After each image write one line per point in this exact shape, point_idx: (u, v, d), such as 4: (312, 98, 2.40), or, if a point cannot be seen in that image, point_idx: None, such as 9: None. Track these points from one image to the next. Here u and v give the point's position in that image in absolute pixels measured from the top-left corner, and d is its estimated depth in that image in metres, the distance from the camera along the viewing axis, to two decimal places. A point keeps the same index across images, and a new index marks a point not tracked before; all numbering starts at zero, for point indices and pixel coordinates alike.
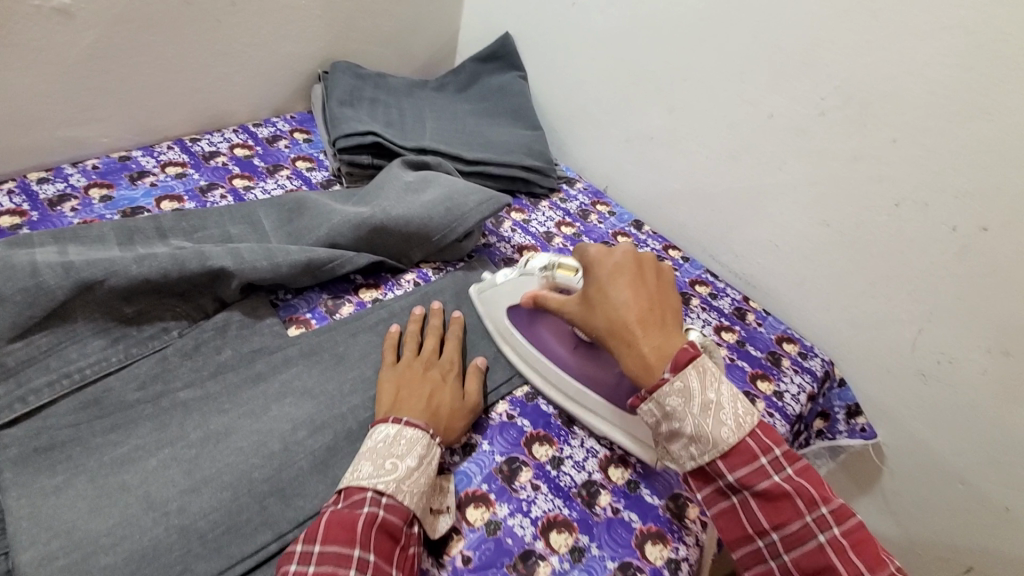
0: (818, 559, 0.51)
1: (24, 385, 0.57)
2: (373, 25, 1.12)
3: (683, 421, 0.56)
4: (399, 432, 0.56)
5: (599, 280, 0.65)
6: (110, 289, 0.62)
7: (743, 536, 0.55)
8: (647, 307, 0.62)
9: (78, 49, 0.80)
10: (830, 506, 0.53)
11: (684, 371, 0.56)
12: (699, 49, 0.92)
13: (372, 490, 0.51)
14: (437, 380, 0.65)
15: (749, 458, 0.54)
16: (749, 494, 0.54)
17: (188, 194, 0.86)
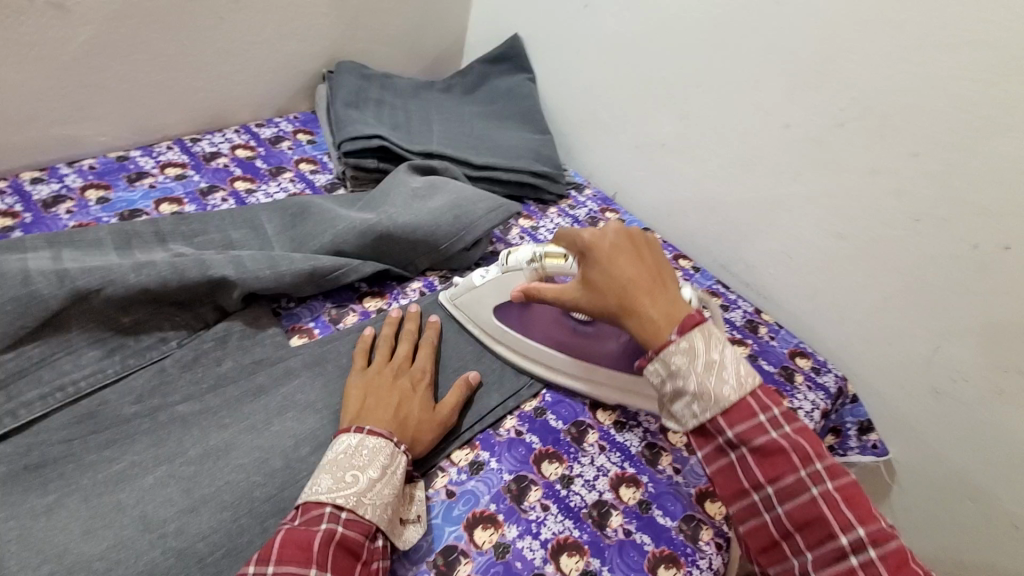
0: (809, 512, 0.50)
1: (15, 399, 0.55)
2: (379, 24, 1.09)
3: (685, 380, 0.54)
4: (361, 442, 0.54)
5: (602, 251, 0.62)
6: (106, 298, 0.59)
7: (738, 490, 0.54)
8: (652, 277, 0.60)
9: (74, 46, 0.78)
10: (825, 462, 0.52)
11: (692, 334, 0.54)
12: (714, 56, 0.90)
13: (331, 505, 0.49)
14: (406, 389, 0.62)
15: (748, 413, 0.53)
16: (747, 450, 0.53)
17: (188, 197, 0.84)
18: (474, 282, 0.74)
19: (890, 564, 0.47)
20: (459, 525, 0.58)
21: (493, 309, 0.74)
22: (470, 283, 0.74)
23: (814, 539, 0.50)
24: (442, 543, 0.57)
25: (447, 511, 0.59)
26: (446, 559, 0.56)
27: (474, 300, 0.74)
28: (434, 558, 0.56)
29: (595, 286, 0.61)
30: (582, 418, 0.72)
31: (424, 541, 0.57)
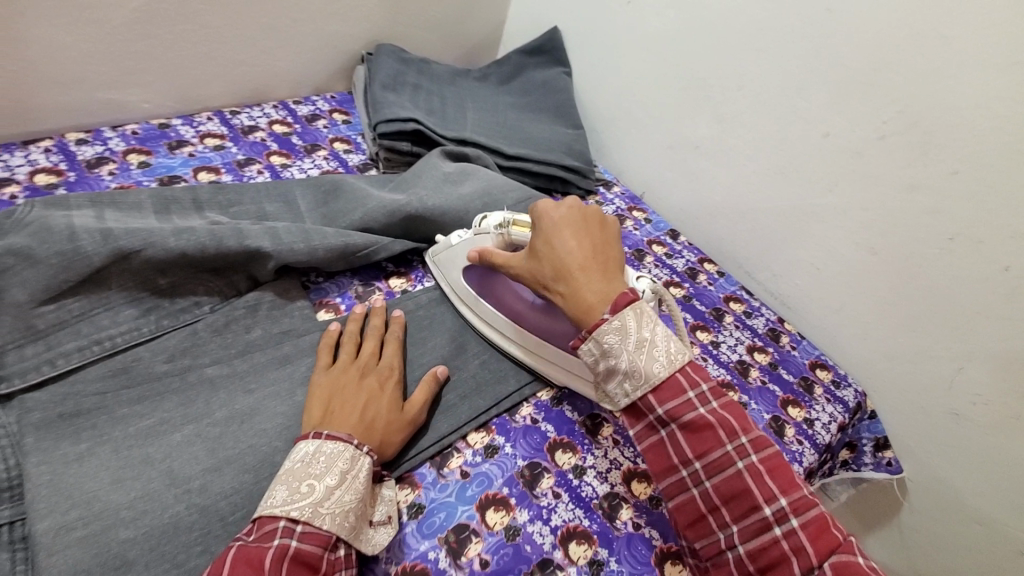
0: (735, 484, 0.51)
1: (53, 349, 0.57)
2: (421, 9, 1.10)
3: (617, 358, 0.54)
4: (319, 448, 0.51)
5: (547, 228, 0.63)
6: (145, 259, 0.61)
7: (669, 467, 0.53)
8: (594, 255, 0.61)
9: (125, 11, 0.79)
10: (750, 436, 0.52)
11: (622, 312, 0.54)
12: (757, 61, 0.89)
13: (285, 518, 0.46)
14: (373, 389, 0.59)
15: (677, 390, 0.53)
16: (676, 427, 0.53)
17: (226, 167, 0.86)
18: (449, 242, 0.76)
19: (811, 530, 0.48)
20: (472, 505, 0.59)
21: (463, 269, 0.76)
22: (447, 241, 0.77)
23: (740, 512, 0.50)
24: (454, 521, 0.58)
25: (461, 491, 0.60)
26: (458, 536, 0.57)
27: (449, 258, 0.76)
28: (446, 534, 0.56)
29: (539, 263, 0.63)
30: (597, 411, 0.72)
31: (437, 518, 0.57)
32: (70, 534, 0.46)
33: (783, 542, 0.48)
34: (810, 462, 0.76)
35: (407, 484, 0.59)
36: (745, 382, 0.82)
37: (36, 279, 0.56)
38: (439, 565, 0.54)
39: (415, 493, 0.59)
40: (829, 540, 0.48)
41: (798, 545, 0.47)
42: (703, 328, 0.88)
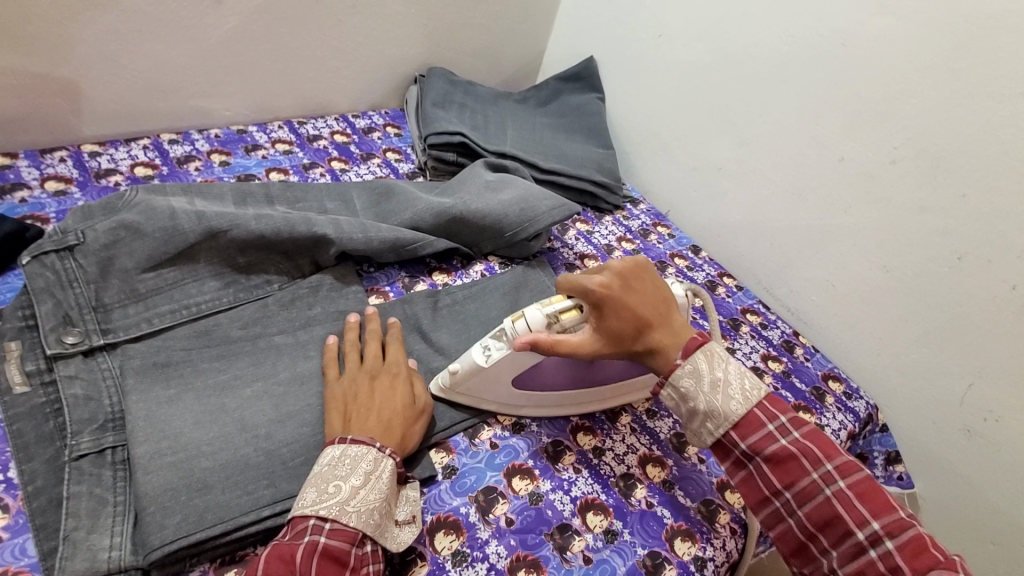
0: (826, 510, 0.53)
1: (151, 309, 0.66)
2: (471, 38, 1.22)
3: (696, 400, 0.59)
4: (344, 452, 0.53)
5: (616, 294, 0.63)
6: (230, 239, 0.71)
7: (761, 499, 0.57)
8: (654, 311, 0.64)
9: (220, 31, 0.92)
10: (835, 463, 0.55)
11: (695, 355, 0.61)
12: (778, 89, 0.97)
13: (315, 517, 0.50)
14: (386, 390, 0.61)
15: (756, 424, 0.58)
16: (761, 459, 0.57)
17: (293, 169, 0.97)
18: (480, 363, 0.65)
19: (907, 551, 0.49)
20: (500, 471, 0.66)
21: (510, 381, 0.67)
22: (475, 365, 0.65)
23: (836, 538, 0.53)
24: (484, 483, 0.64)
25: (490, 459, 0.67)
26: (487, 497, 0.63)
27: (485, 379, 0.66)
28: (476, 494, 0.63)
29: (611, 328, 0.63)
30: None
31: (468, 479, 0.64)
32: (162, 458, 0.54)
33: (881, 563, 0.50)
34: None
35: (442, 449, 0.66)
36: None
37: (142, 250, 0.67)
38: (470, 518, 0.61)
39: (449, 457, 0.66)
40: (930, 559, 0.49)
41: (897, 567, 0.49)
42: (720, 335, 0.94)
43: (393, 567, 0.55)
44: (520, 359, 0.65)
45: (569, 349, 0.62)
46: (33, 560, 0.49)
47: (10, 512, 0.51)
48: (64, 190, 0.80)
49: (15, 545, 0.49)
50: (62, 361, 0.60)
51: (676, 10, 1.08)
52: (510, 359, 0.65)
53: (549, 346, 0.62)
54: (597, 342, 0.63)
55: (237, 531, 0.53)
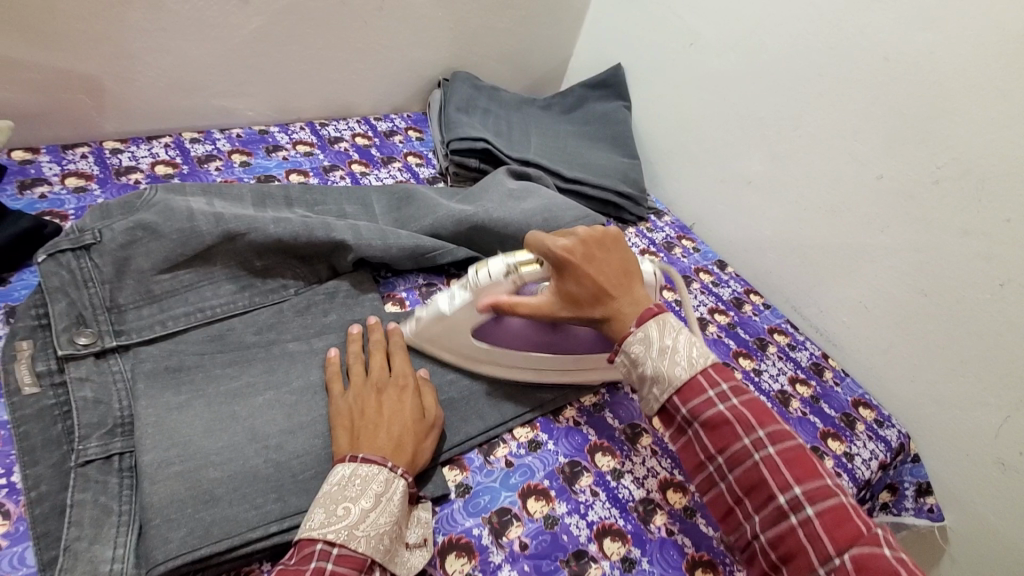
0: (754, 476, 0.52)
1: (165, 312, 0.65)
2: (496, 42, 1.20)
3: (644, 365, 0.58)
4: (355, 471, 0.51)
5: (578, 256, 0.63)
6: (248, 242, 0.69)
7: (698, 464, 0.56)
8: (616, 278, 0.63)
9: (245, 31, 0.91)
10: (768, 430, 0.53)
11: (649, 325, 0.58)
12: (813, 103, 0.93)
13: (322, 541, 0.47)
14: (394, 404, 0.59)
15: (697, 389, 0.56)
16: (698, 425, 0.55)
17: (313, 171, 0.96)
18: (442, 310, 0.67)
19: (826, 519, 0.48)
20: (515, 491, 0.63)
21: (471, 332, 0.68)
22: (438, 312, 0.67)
23: (760, 503, 0.51)
24: (498, 503, 0.62)
25: (505, 478, 0.64)
26: (501, 519, 0.60)
27: (448, 328, 0.67)
28: (490, 515, 0.60)
29: (567, 293, 0.63)
30: (638, 421, 0.75)
31: (481, 499, 0.62)
32: (168, 467, 0.53)
33: (801, 530, 0.48)
34: (847, 495, 0.76)
35: (456, 465, 0.64)
36: (785, 411, 0.83)
37: (158, 251, 0.65)
38: (483, 541, 0.58)
39: (463, 475, 0.63)
40: (850, 530, 0.47)
41: (814, 533, 0.48)
42: (746, 355, 0.90)
43: None
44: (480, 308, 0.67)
45: (528, 312, 0.65)
46: (33, 570, 0.47)
47: (13, 518, 0.49)
48: (84, 187, 0.79)
49: (14, 554, 0.48)
50: (72, 362, 0.58)
51: (709, 19, 1.05)
52: (473, 308, 0.67)
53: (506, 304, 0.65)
54: (555, 307, 0.64)
55: (242, 547, 0.51)
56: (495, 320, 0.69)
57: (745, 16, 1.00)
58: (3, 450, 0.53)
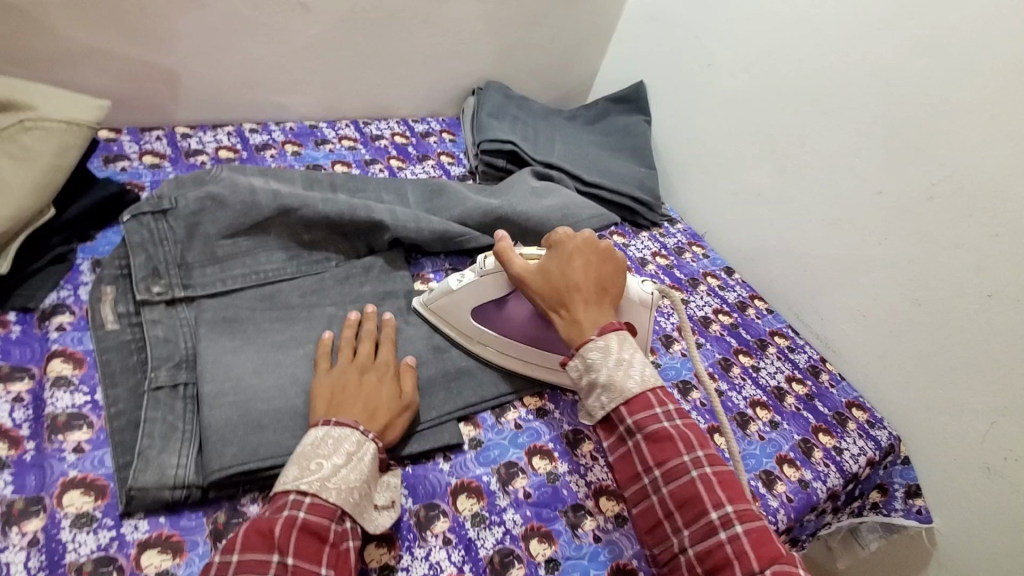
0: (688, 490, 0.56)
1: (225, 272, 0.74)
2: (528, 57, 1.29)
3: (598, 372, 0.62)
4: (327, 433, 0.55)
5: (570, 247, 0.70)
6: (300, 216, 0.79)
7: (633, 475, 0.60)
8: (594, 287, 0.68)
9: (306, 35, 1.02)
10: (706, 451, 0.58)
11: (607, 335, 0.63)
12: (819, 121, 1.00)
13: (295, 491, 0.51)
14: (372, 384, 0.63)
15: (645, 404, 0.60)
16: (641, 437, 0.59)
17: (355, 164, 1.05)
18: (452, 285, 0.74)
19: (753, 537, 0.52)
20: (522, 449, 0.70)
21: (471, 312, 0.74)
22: (447, 286, 0.74)
23: (690, 517, 0.55)
24: (506, 457, 0.68)
25: (514, 437, 0.71)
26: (508, 470, 0.67)
27: (453, 304, 0.74)
28: (499, 466, 0.67)
29: (549, 277, 0.69)
30: None
31: (492, 452, 0.69)
32: (224, 397, 0.61)
33: (728, 545, 0.53)
34: (835, 485, 0.81)
35: (470, 423, 0.71)
36: (780, 405, 0.88)
37: (224, 219, 0.75)
38: (491, 486, 0.65)
39: (476, 431, 0.70)
40: (772, 550, 0.52)
41: (740, 549, 0.52)
42: (746, 353, 0.96)
43: (418, 520, 0.60)
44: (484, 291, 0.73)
45: (514, 272, 0.70)
46: (109, 471, 0.56)
47: (94, 428, 0.58)
48: (158, 164, 0.90)
49: (95, 456, 0.56)
50: (147, 306, 0.67)
51: (727, 41, 1.13)
52: (477, 288, 0.74)
53: (502, 258, 0.71)
54: (530, 283, 0.70)
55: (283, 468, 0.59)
56: (495, 305, 0.75)
57: (761, 40, 1.07)
58: (88, 373, 0.62)
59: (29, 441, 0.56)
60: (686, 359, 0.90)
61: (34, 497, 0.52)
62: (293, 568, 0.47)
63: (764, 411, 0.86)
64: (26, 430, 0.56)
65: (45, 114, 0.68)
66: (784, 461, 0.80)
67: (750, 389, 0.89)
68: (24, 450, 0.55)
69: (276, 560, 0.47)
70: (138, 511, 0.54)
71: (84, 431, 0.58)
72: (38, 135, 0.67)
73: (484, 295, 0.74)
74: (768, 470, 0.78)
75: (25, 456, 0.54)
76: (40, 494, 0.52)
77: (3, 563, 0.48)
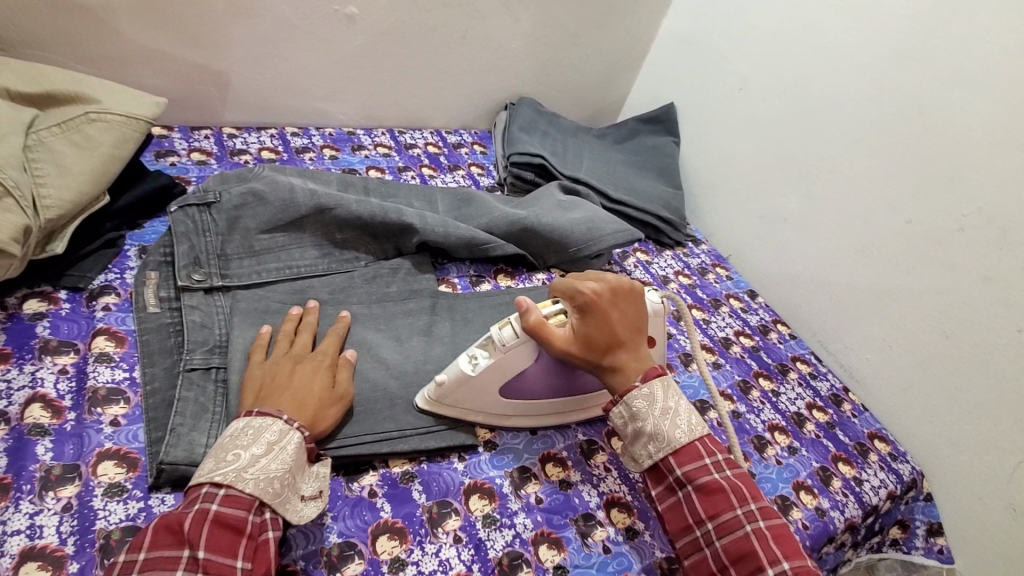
0: (743, 545, 0.56)
1: (261, 265, 0.77)
2: (562, 75, 1.32)
3: (645, 421, 0.63)
4: (248, 423, 0.53)
5: (601, 307, 0.66)
6: (334, 216, 0.82)
7: (684, 526, 0.60)
8: (631, 336, 0.67)
9: (350, 45, 1.07)
10: (758, 504, 0.58)
11: (656, 383, 0.64)
12: (849, 147, 1.00)
13: (209, 483, 0.49)
14: (304, 374, 0.61)
15: (694, 455, 0.61)
16: (691, 488, 0.60)
17: (389, 170, 1.09)
18: (466, 371, 0.66)
19: None
20: (535, 455, 0.70)
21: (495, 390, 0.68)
22: (462, 373, 0.65)
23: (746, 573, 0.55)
24: (519, 462, 0.69)
25: (528, 443, 0.72)
26: (520, 474, 0.68)
27: (471, 390, 0.66)
28: (511, 470, 0.68)
29: (588, 340, 0.65)
30: None
31: (505, 456, 0.69)
32: None
33: None
34: (853, 515, 0.79)
35: (486, 426, 0.72)
36: (799, 431, 0.87)
37: (263, 214, 0.78)
38: (503, 489, 0.66)
39: (491, 434, 0.71)
40: None
41: None
42: (766, 377, 0.95)
43: (430, 515, 0.61)
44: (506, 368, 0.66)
45: (549, 344, 0.65)
46: (141, 446, 0.58)
47: (130, 404, 0.61)
48: (205, 161, 0.95)
49: (129, 431, 0.59)
50: (187, 292, 0.71)
51: (759, 67, 1.14)
52: (497, 367, 0.66)
53: (534, 333, 0.64)
54: (571, 349, 0.65)
55: None
56: (516, 377, 0.68)
57: (792, 67, 1.09)
58: (128, 351, 0.65)
59: (70, 412, 0.58)
60: None
61: (71, 465, 0.55)
62: (205, 562, 0.46)
63: (783, 436, 0.85)
64: (68, 401, 0.59)
65: (107, 108, 0.72)
66: (801, 487, 0.79)
67: (769, 412, 0.88)
68: (65, 419, 0.58)
69: (186, 555, 0.46)
70: (165, 486, 0.56)
71: (121, 406, 0.61)
72: (100, 126, 0.71)
73: (508, 370, 0.67)
74: (784, 495, 0.77)
75: (66, 426, 0.57)
76: (77, 462, 0.55)
77: (37, 525, 0.50)
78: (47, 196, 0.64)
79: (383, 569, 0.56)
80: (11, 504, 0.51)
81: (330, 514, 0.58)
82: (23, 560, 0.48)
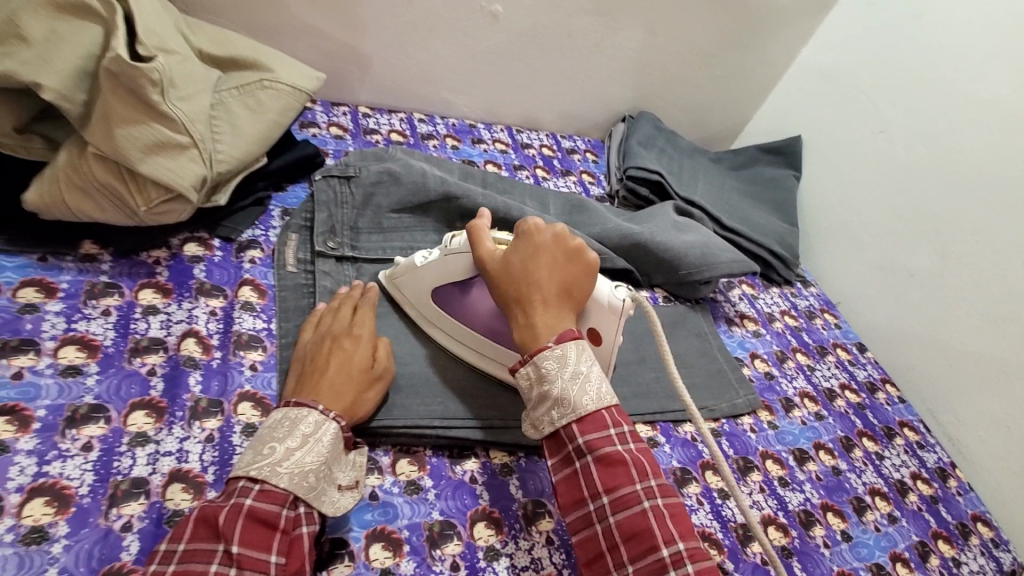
0: (638, 523, 0.50)
1: (385, 242, 0.81)
2: (684, 95, 1.30)
3: (551, 384, 0.55)
4: (286, 414, 0.52)
5: (537, 246, 0.62)
6: (459, 205, 0.84)
7: (576, 500, 0.53)
8: (560, 289, 0.61)
9: (489, 42, 1.10)
10: (658, 480, 0.53)
11: (566, 345, 0.56)
12: (996, 210, 0.94)
13: (245, 478, 0.49)
14: (338, 355, 0.59)
15: (598, 423, 0.54)
16: (591, 458, 0.53)
17: (505, 166, 1.11)
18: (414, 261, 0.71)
19: None
20: None
21: (432, 291, 0.70)
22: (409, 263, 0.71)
23: (638, 552, 0.49)
24: None
25: None
26: None
27: (414, 279, 0.71)
28: None
29: (509, 271, 0.62)
30: (751, 457, 0.77)
31: None
32: None
33: None
34: None
35: None
36: (900, 500, 0.82)
37: (396, 194, 0.82)
38: None
39: None
40: None
41: None
42: (870, 437, 0.90)
43: (526, 512, 0.62)
44: (445, 270, 0.69)
45: (477, 257, 0.64)
46: (273, 393, 0.63)
47: (267, 352, 0.66)
48: (341, 136, 1.00)
49: (264, 377, 0.64)
50: (322, 258, 0.75)
51: (903, 110, 1.08)
52: (439, 268, 0.70)
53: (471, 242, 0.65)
54: (493, 275, 0.63)
55: (416, 429, 0.63)
56: (459, 289, 0.70)
57: (941, 115, 1.02)
58: (268, 304, 0.71)
59: (217, 350, 0.64)
60: (805, 427, 0.85)
61: (215, 400, 0.60)
62: (239, 557, 0.45)
63: (885, 503, 0.80)
64: (216, 340, 0.65)
65: (278, 78, 0.79)
66: (898, 559, 0.74)
67: (871, 475, 0.83)
68: (213, 356, 0.63)
69: (220, 549, 0.45)
70: None
71: (259, 353, 0.65)
72: (271, 94, 0.77)
73: (448, 274, 0.69)
74: (880, 564, 0.73)
75: (213, 363, 0.63)
76: (221, 398, 0.60)
77: (183, 450, 0.55)
78: (222, 153, 0.70)
79: (479, 555, 0.57)
80: (166, 427, 0.56)
81: (433, 491, 0.60)
82: (171, 480, 0.53)
